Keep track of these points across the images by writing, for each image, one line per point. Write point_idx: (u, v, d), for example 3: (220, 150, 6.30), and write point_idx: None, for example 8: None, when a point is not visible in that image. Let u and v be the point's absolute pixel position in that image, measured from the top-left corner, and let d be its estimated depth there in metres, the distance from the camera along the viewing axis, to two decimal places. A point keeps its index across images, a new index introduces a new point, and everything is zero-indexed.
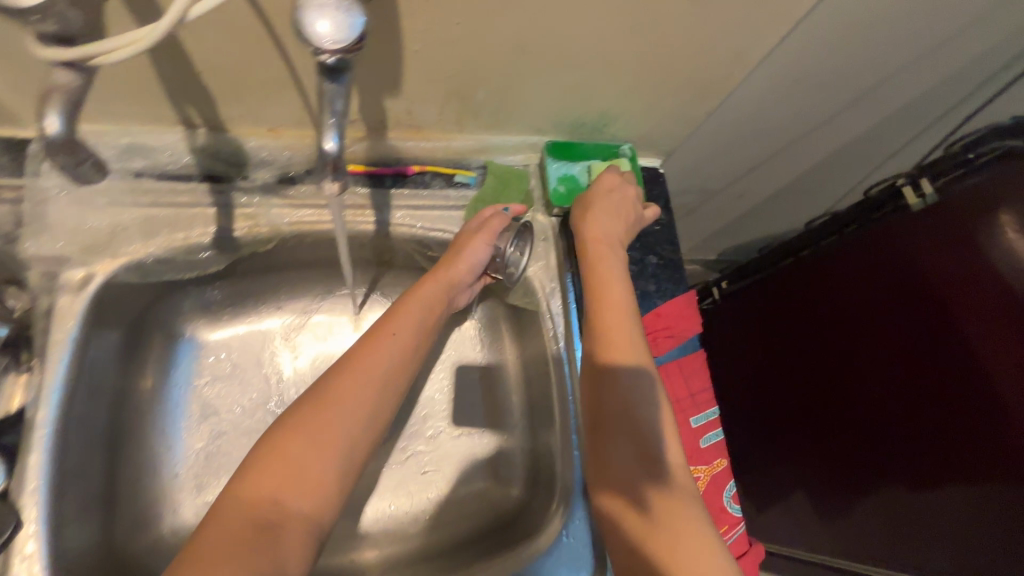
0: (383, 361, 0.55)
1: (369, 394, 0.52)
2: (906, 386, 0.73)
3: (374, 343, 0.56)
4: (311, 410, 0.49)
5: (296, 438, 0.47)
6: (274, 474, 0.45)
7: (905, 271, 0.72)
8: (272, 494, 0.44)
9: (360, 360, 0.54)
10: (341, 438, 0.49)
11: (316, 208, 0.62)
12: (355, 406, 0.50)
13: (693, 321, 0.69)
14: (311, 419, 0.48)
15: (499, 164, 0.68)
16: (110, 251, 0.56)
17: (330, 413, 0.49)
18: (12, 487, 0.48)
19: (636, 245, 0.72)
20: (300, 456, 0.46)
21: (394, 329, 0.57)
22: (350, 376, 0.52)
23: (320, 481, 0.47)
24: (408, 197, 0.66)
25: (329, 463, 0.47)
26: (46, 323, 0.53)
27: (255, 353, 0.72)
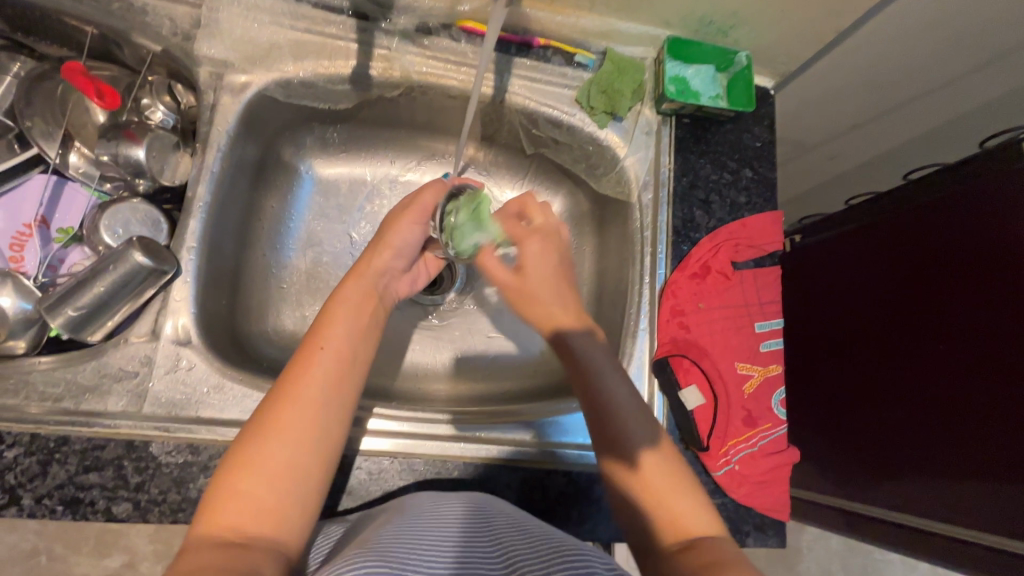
0: (320, 372, 0.46)
1: (322, 392, 0.45)
2: (963, 366, 0.64)
3: (317, 338, 0.48)
4: (273, 416, 0.43)
5: (265, 446, 0.42)
6: (233, 507, 0.39)
7: (965, 227, 0.66)
8: (259, 504, 0.40)
9: (304, 352, 0.47)
10: (279, 455, 0.41)
11: (445, 62, 0.67)
12: (297, 417, 0.43)
13: (776, 237, 0.70)
14: (272, 431, 0.42)
15: (617, 52, 0.70)
16: (265, 65, 0.63)
17: (296, 416, 0.43)
18: (173, 242, 0.57)
19: (735, 157, 0.73)
20: (278, 462, 0.41)
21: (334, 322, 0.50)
22: (286, 388, 0.45)
23: (292, 472, 0.41)
24: (529, 68, 0.69)
25: (303, 456, 0.42)
26: (210, 116, 0.61)
27: (359, 198, 0.79)
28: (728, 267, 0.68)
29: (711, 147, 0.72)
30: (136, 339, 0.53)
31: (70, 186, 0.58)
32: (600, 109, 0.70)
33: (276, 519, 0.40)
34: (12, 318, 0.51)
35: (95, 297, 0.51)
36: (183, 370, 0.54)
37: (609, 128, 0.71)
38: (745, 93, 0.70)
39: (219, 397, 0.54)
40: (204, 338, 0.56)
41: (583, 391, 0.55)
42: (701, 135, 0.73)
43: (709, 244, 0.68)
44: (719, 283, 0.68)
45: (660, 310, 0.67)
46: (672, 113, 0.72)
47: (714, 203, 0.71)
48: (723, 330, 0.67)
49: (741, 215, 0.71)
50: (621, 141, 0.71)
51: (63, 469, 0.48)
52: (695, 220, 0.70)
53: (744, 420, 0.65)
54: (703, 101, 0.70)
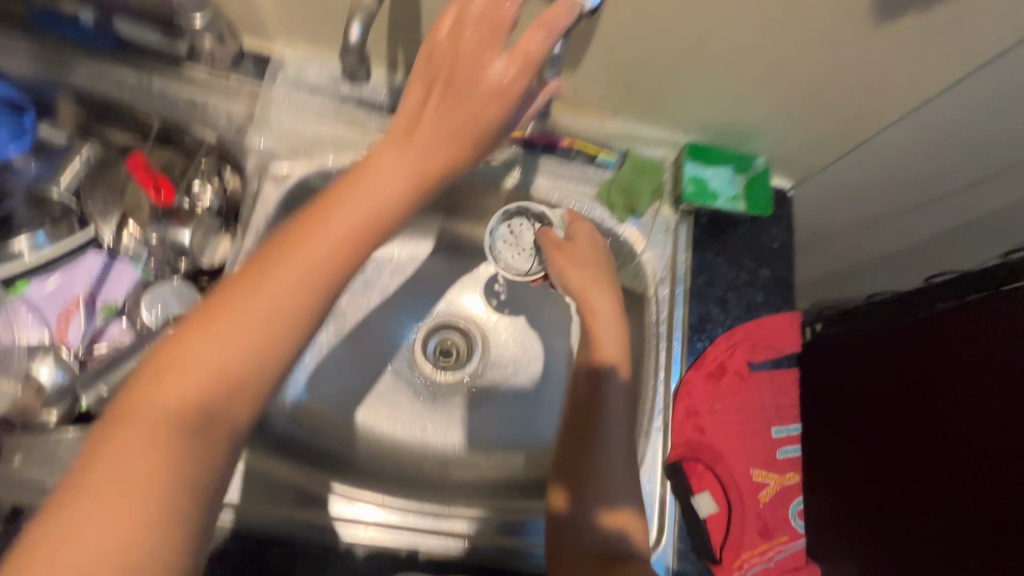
0: (333, 241, 0.35)
1: (295, 300, 0.34)
2: (925, 542, 0.56)
3: (348, 186, 0.37)
4: (242, 282, 0.34)
5: (235, 301, 0.33)
6: (182, 378, 0.31)
7: (900, 362, 0.61)
8: (182, 394, 0.31)
9: (343, 193, 0.37)
10: (254, 327, 0.33)
11: (474, 159, 0.71)
12: (279, 292, 0.34)
13: (794, 338, 0.71)
14: (219, 312, 0.33)
15: (639, 153, 0.74)
16: (308, 155, 0.67)
17: (257, 286, 0.34)
18: None
19: (752, 256, 0.74)
20: (198, 359, 0.32)
21: (377, 177, 0.38)
22: (279, 265, 0.34)
23: (222, 378, 0.32)
24: (554, 165, 0.73)
25: (251, 341, 0.33)
26: (253, 202, 0.65)
27: (383, 272, 0.82)
28: (744, 368, 0.68)
29: (726, 245, 0.74)
30: None
31: (118, 263, 0.61)
32: (619, 205, 0.73)
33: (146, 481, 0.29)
34: (48, 389, 0.53)
35: (127, 375, 0.53)
36: None
37: (628, 224, 0.74)
38: (761, 197, 0.73)
39: None
40: None
41: (576, 441, 0.61)
42: (717, 233, 0.74)
43: (726, 343, 0.68)
44: (736, 384, 0.67)
45: (675, 411, 0.66)
46: (690, 212, 0.74)
47: (731, 300, 0.71)
48: (739, 434, 0.66)
49: (758, 314, 0.72)
50: (640, 237, 0.73)
51: None
52: (712, 317, 0.70)
53: (759, 531, 0.63)
54: (719, 202, 0.73)
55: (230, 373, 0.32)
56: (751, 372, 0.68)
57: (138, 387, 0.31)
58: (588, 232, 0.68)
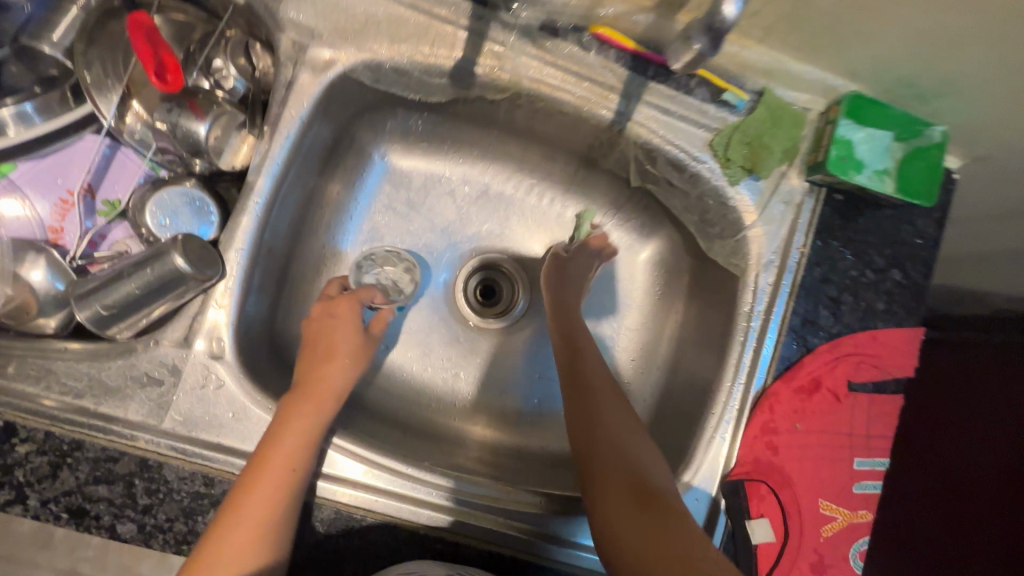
0: (335, 389, 0.52)
1: (311, 426, 0.48)
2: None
3: (325, 369, 0.53)
4: (260, 459, 0.46)
5: (263, 475, 0.45)
6: (235, 546, 0.43)
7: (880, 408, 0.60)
8: (240, 551, 0.43)
9: (313, 388, 0.51)
10: (267, 486, 0.45)
11: (564, 73, 0.55)
12: (280, 457, 0.46)
13: (908, 360, 0.59)
14: (251, 487, 0.44)
15: (779, 97, 0.57)
16: (357, 42, 0.52)
17: (267, 465, 0.45)
18: (221, 239, 0.50)
19: (885, 252, 0.59)
20: (270, 485, 0.45)
21: (340, 339, 0.55)
22: (289, 420, 0.48)
23: (275, 506, 0.45)
24: (665, 96, 0.56)
25: (277, 507, 0.45)
26: (284, 95, 0.52)
27: (432, 195, 0.71)
28: (842, 387, 0.57)
29: (857, 233, 0.59)
30: (166, 343, 0.48)
31: (121, 152, 0.51)
32: (737, 162, 0.57)
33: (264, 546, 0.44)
34: (42, 295, 0.46)
35: (126, 297, 0.45)
36: (211, 389, 0.48)
37: (740, 188, 0.58)
38: (919, 180, 0.57)
39: (243, 425, 0.49)
40: (239, 353, 0.50)
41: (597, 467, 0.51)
42: (849, 216, 0.59)
43: (828, 354, 0.57)
44: (827, 405, 0.57)
45: (749, 423, 0.56)
46: (823, 185, 0.59)
47: (846, 304, 0.58)
48: (815, 459, 0.57)
49: (874, 324, 0.59)
50: (752, 208, 0.59)
51: (73, 476, 0.45)
52: (818, 320, 0.58)
53: (811, 565, 0.56)
54: (865, 177, 0.57)
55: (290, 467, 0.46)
56: (848, 393, 0.57)
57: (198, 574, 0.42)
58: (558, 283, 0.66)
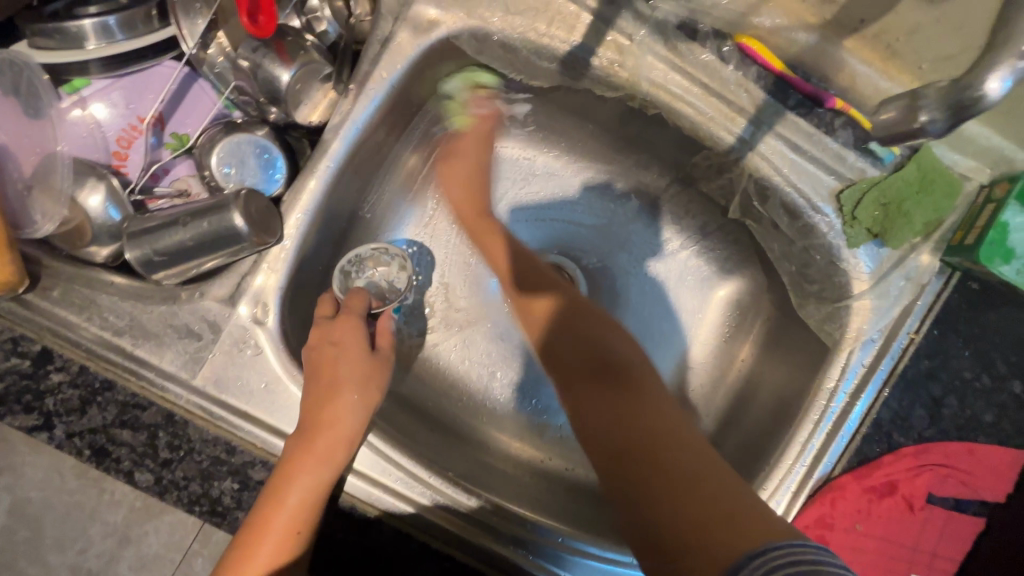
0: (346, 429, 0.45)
1: (322, 471, 0.43)
2: None
3: (334, 409, 0.45)
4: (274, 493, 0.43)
5: (275, 518, 0.42)
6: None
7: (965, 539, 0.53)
8: None
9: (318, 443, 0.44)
10: (279, 524, 0.42)
11: (692, 83, 0.48)
12: (296, 497, 0.43)
13: (1002, 485, 0.52)
14: (265, 529, 0.42)
15: (936, 158, 0.48)
16: (468, 6, 0.46)
17: (281, 507, 0.42)
18: (285, 198, 0.47)
19: (1011, 359, 0.51)
20: (282, 524, 0.42)
21: (345, 360, 0.47)
22: (297, 462, 0.43)
23: (288, 548, 0.42)
24: (801, 131, 0.49)
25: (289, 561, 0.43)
26: (377, 52, 0.47)
27: (506, 183, 0.66)
28: (918, 497, 0.51)
29: (983, 332, 0.51)
30: (212, 298, 0.46)
31: (198, 84, 0.48)
32: (865, 223, 0.49)
33: None
34: (96, 222, 0.43)
35: (177, 245, 0.42)
36: (248, 355, 0.46)
37: (861, 251, 0.51)
38: None
39: (274, 397, 0.46)
40: (283, 322, 0.47)
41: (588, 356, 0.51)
42: (980, 310, 0.51)
43: (912, 459, 0.50)
44: (896, 511, 0.51)
45: (803, 510, 0.51)
46: (958, 268, 0.51)
47: (948, 408, 0.51)
48: (867, 566, 0.51)
49: (973, 436, 0.52)
50: (869, 277, 0.51)
51: (100, 415, 0.44)
52: (911, 418, 0.51)
53: None
54: (1014, 269, 0.48)
55: (302, 515, 0.43)
56: (925, 505, 0.51)
57: None
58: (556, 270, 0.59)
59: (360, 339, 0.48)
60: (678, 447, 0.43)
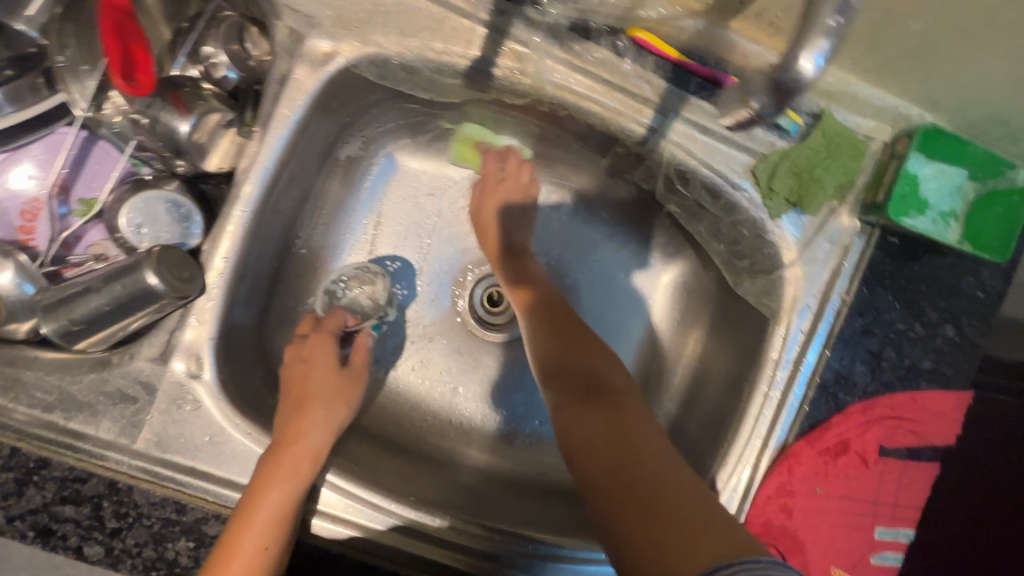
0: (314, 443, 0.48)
1: (290, 486, 0.45)
2: None
3: (301, 421, 0.49)
4: (242, 512, 0.43)
5: (243, 539, 0.43)
6: None
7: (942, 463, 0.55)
8: None
9: (284, 460, 0.45)
10: (247, 544, 0.42)
11: (594, 80, 0.48)
12: (263, 517, 0.43)
13: (950, 427, 0.53)
14: (231, 552, 0.42)
15: (839, 122, 0.49)
16: (362, 34, 0.46)
17: (248, 528, 0.43)
18: (205, 248, 0.46)
19: (939, 304, 0.53)
20: (251, 544, 0.42)
21: (318, 371, 0.54)
22: (264, 484, 0.44)
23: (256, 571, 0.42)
24: (706, 113, 0.50)
25: None
26: (277, 90, 0.46)
27: (440, 199, 0.66)
28: (871, 451, 0.52)
29: (909, 283, 0.53)
30: (142, 359, 0.45)
31: (99, 146, 0.47)
32: (781, 194, 0.50)
33: None
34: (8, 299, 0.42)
35: (94, 312, 0.41)
36: (187, 410, 0.45)
37: (783, 221, 0.52)
38: (986, 235, 0.50)
39: (221, 448, 0.46)
40: (220, 372, 0.47)
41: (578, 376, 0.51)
42: (903, 262, 0.53)
43: (859, 416, 0.52)
44: (852, 468, 0.52)
45: (764, 481, 0.52)
46: (877, 225, 0.52)
47: (887, 360, 0.52)
48: (833, 526, 0.52)
49: (915, 383, 0.53)
50: (794, 245, 0.52)
51: (39, 494, 0.43)
52: (853, 375, 0.52)
53: None
54: (923, 220, 0.50)
55: (269, 534, 0.43)
56: (878, 458, 0.52)
57: None
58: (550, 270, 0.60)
59: (330, 350, 0.55)
60: (668, 470, 0.42)
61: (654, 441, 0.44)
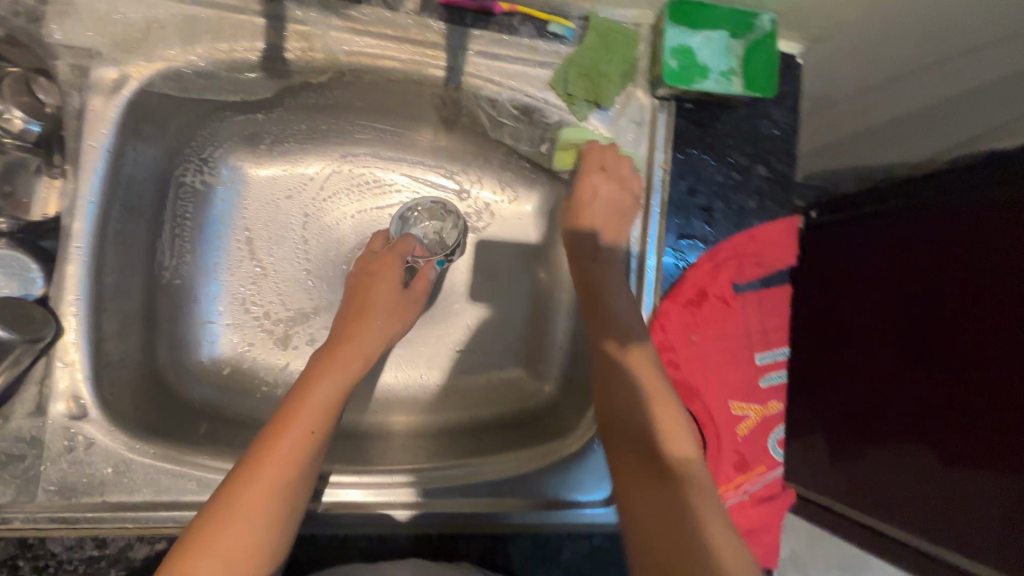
0: (369, 338, 0.56)
1: (360, 361, 0.54)
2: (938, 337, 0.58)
3: (361, 327, 0.57)
4: (327, 363, 0.51)
5: (316, 389, 0.48)
6: (288, 453, 0.44)
7: None
8: (289, 453, 0.44)
9: (342, 353, 0.53)
10: (320, 392, 0.48)
11: (381, 39, 0.52)
12: (330, 378, 0.50)
13: (788, 251, 0.60)
14: (304, 397, 0.48)
15: (605, 19, 0.55)
16: (145, 53, 0.49)
17: (319, 387, 0.49)
18: (52, 294, 0.47)
19: (746, 150, 0.60)
20: (323, 389, 0.49)
21: (372, 277, 0.61)
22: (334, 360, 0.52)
23: (318, 415, 0.47)
24: (491, 42, 0.54)
25: (320, 428, 0.46)
26: (78, 126, 0.48)
27: (299, 195, 0.67)
28: (729, 291, 0.58)
29: (715, 139, 0.59)
30: (18, 417, 0.45)
31: None
32: (580, 96, 0.56)
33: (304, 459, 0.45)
34: None
35: None
36: (81, 451, 0.46)
37: (593, 119, 0.57)
38: (762, 77, 0.56)
39: (127, 477, 0.46)
40: (106, 406, 0.47)
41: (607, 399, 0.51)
42: (705, 123, 0.59)
43: (709, 264, 0.58)
44: (718, 311, 0.58)
45: None
46: (671, 98, 0.58)
47: (718, 211, 0.59)
48: (718, 365, 0.58)
49: (748, 223, 0.60)
50: (608, 136, 0.58)
51: None
52: (693, 232, 0.58)
53: (734, 464, 0.59)
54: (707, 82, 0.56)
55: (337, 402, 0.49)
56: (736, 295, 0.59)
57: (241, 476, 0.42)
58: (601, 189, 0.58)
59: (398, 270, 0.62)
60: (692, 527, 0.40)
61: (679, 504, 0.42)
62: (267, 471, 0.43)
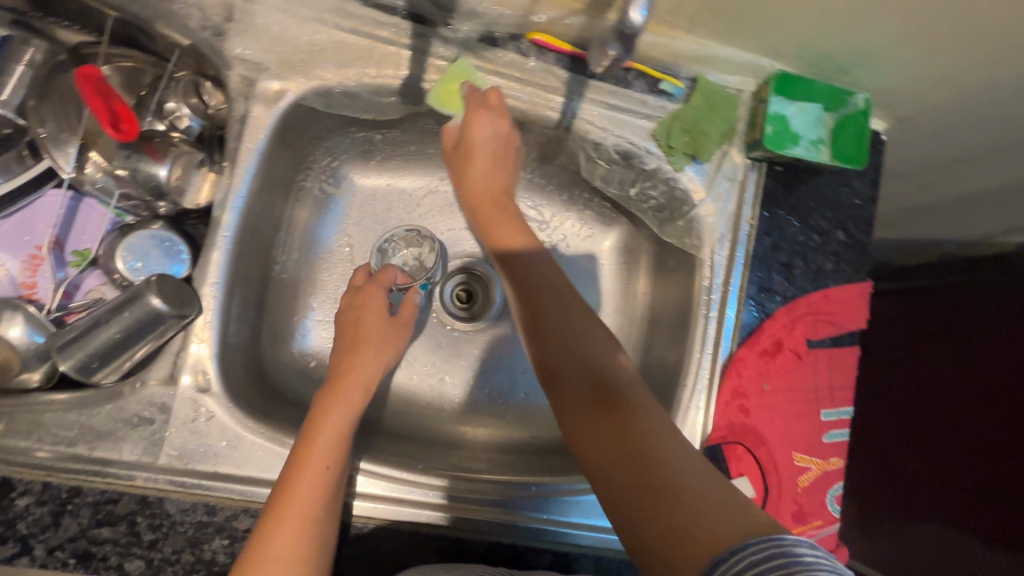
0: (371, 363, 0.58)
1: (362, 387, 0.55)
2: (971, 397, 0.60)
3: (355, 359, 0.57)
4: (334, 393, 0.53)
5: (325, 421, 0.51)
6: (309, 490, 0.46)
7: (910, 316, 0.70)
8: (310, 490, 0.46)
9: (343, 385, 0.55)
10: (330, 424, 0.50)
11: (508, 80, 0.58)
12: (337, 410, 0.52)
13: (860, 314, 0.62)
14: (313, 434, 0.49)
15: (712, 82, 0.60)
16: (304, 71, 0.54)
17: (324, 419, 0.50)
18: (195, 275, 0.52)
19: (828, 214, 0.63)
20: (332, 421, 0.51)
21: (370, 300, 0.62)
22: (337, 392, 0.54)
23: (335, 447, 0.49)
24: (606, 93, 0.59)
25: (337, 458, 0.49)
26: (240, 129, 0.54)
27: (399, 209, 0.72)
28: (802, 346, 0.61)
29: (800, 201, 0.63)
30: (153, 382, 0.50)
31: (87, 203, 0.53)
32: (679, 149, 0.60)
33: (330, 480, 0.47)
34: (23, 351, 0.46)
35: (107, 343, 0.46)
36: (202, 422, 0.50)
37: (689, 171, 0.62)
38: (853, 147, 0.59)
39: (237, 451, 0.50)
40: (225, 382, 0.52)
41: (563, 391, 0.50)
42: (792, 185, 0.63)
43: (785, 318, 0.61)
44: (789, 363, 0.61)
45: (719, 390, 0.60)
46: (764, 159, 0.62)
47: (797, 268, 0.62)
48: (785, 416, 0.60)
49: (825, 283, 0.63)
50: (701, 189, 0.62)
51: (75, 522, 0.46)
52: (772, 286, 0.62)
53: (793, 515, 0.60)
54: (800, 147, 0.59)
55: (345, 434, 0.50)
56: (808, 350, 0.61)
57: (270, 522, 0.44)
58: (489, 129, 0.57)
59: (382, 301, 0.62)
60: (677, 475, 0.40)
61: (655, 430, 0.44)
62: (299, 502, 0.45)
